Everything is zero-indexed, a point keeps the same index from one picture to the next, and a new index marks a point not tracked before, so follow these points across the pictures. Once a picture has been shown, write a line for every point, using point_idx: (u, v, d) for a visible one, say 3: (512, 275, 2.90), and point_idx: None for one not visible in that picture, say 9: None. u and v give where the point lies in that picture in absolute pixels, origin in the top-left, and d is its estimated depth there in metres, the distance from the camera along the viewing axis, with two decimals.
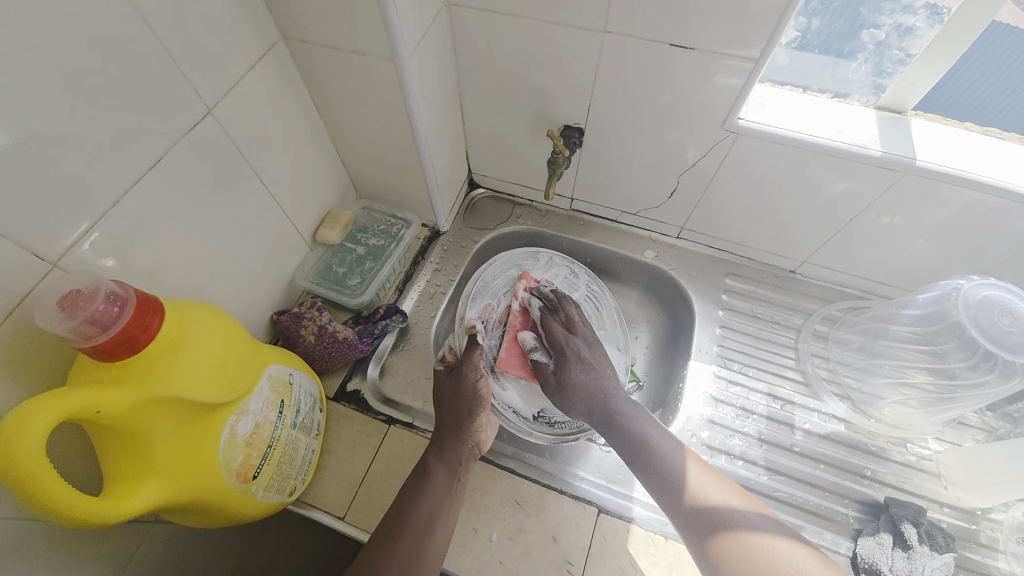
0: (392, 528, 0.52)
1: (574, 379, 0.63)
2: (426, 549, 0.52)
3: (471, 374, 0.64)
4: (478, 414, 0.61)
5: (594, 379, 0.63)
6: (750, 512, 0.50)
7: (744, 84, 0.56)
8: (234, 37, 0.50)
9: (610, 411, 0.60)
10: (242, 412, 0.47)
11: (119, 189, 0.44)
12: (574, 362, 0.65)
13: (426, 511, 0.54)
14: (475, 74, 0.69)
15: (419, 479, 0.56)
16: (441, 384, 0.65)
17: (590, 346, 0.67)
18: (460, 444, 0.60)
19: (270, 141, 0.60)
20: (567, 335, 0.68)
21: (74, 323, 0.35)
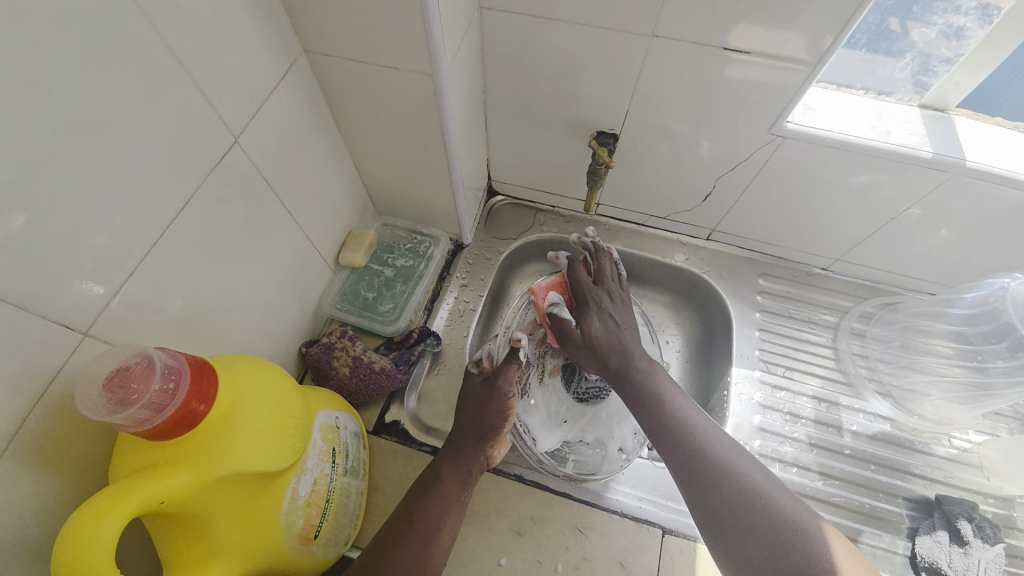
0: (401, 529, 0.49)
1: (596, 333, 0.58)
2: (431, 559, 0.49)
3: (504, 387, 0.57)
4: (500, 430, 0.56)
5: (614, 335, 0.58)
6: (754, 473, 0.44)
7: (801, 86, 0.54)
8: (256, 58, 0.45)
9: (628, 367, 0.55)
10: (302, 472, 0.43)
11: (150, 237, 0.40)
12: (600, 316, 0.59)
13: (433, 519, 0.50)
14: (504, 80, 0.65)
15: (431, 486, 0.53)
16: (471, 390, 0.59)
17: (616, 305, 0.61)
18: (475, 457, 0.55)
19: (293, 166, 0.55)
20: (597, 287, 0.61)
21: (130, 409, 0.31)
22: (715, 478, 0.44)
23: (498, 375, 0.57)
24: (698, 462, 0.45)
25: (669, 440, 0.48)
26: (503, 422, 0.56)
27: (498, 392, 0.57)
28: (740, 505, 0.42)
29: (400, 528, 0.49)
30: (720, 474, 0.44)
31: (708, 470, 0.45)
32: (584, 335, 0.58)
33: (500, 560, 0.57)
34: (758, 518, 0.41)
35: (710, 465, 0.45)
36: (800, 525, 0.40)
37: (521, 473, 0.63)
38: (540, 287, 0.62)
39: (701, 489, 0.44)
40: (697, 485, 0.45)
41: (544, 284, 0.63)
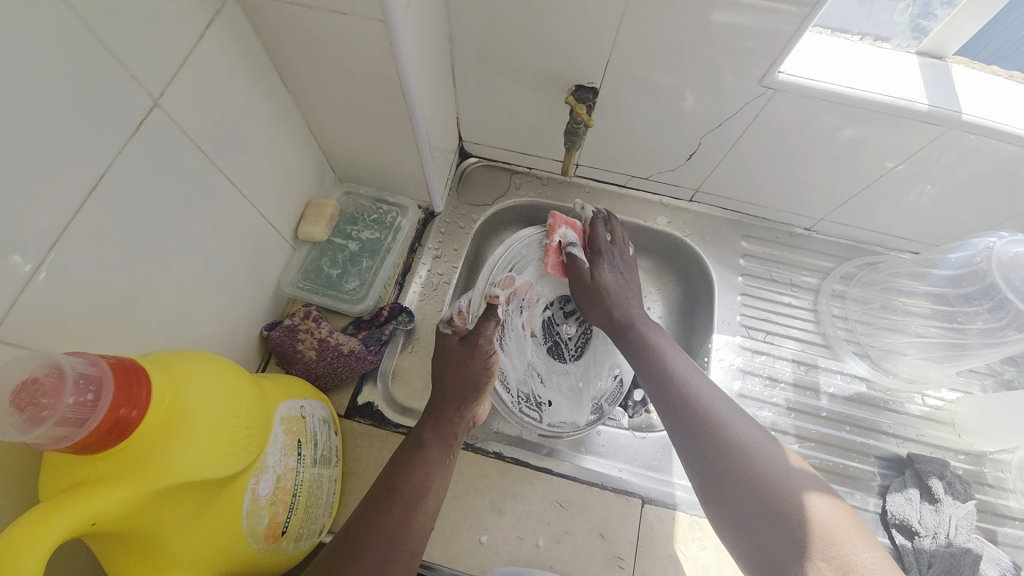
0: (380, 500, 0.44)
1: (607, 282, 0.59)
2: (414, 528, 0.44)
3: (486, 346, 0.50)
4: (485, 388, 0.51)
5: (620, 287, 0.59)
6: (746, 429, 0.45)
7: (797, 31, 0.49)
8: (170, 2, 0.38)
9: (630, 321, 0.56)
10: (262, 471, 0.40)
11: (56, 224, 0.35)
12: (610, 266, 0.60)
13: (417, 485, 0.45)
14: (471, 28, 0.58)
15: (411, 452, 0.48)
16: (447, 352, 0.52)
17: (625, 263, 0.63)
18: (458, 417, 0.51)
19: (232, 131, 0.49)
20: (611, 244, 0.62)
21: (42, 429, 0.28)
22: (709, 435, 0.44)
23: (477, 330, 0.51)
24: (695, 421, 0.46)
25: (670, 400, 0.48)
26: (488, 378, 0.51)
27: (479, 352, 0.50)
28: (729, 459, 0.43)
29: (380, 498, 0.44)
30: (714, 431, 0.44)
31: (704, 429, 0.45)
32: (596, 280, 0.58)
33: (481, 537, 0.56)
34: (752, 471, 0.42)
35: (704, 424, 0.45)
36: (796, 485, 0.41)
37: (501, 450, 0.61)
38: (561, 216, 0.61)
39: (695, 445, 0.45)
40: (691, 440, 0.45)
41: (567, 217, 0.61)
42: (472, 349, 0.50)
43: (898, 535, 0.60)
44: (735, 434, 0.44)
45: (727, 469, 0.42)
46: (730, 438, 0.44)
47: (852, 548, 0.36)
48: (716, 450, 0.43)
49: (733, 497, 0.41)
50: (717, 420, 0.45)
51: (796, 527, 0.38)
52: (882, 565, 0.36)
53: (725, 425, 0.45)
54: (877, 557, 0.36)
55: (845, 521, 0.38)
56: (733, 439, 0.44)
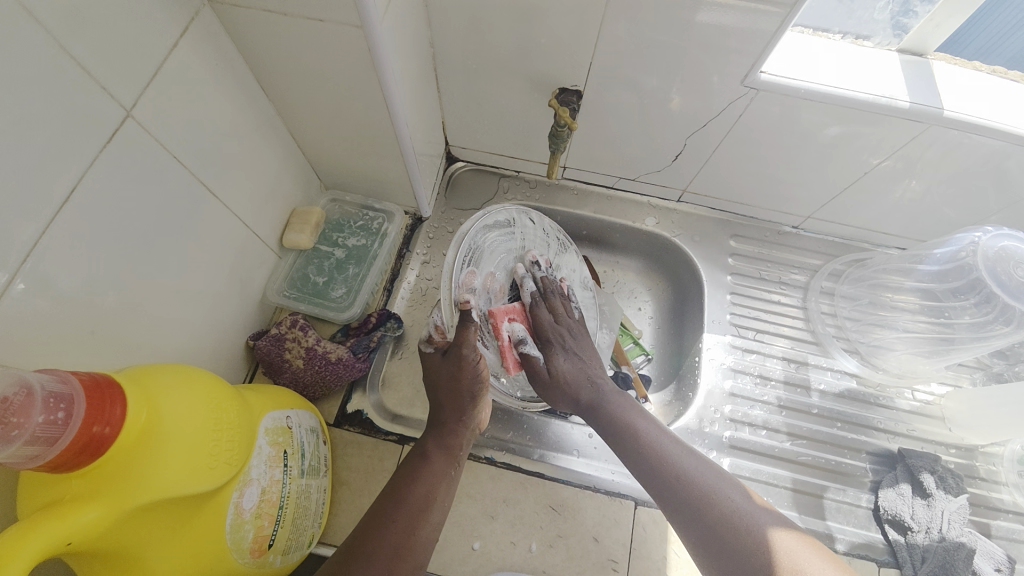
0: (384, 510, 0.44)
1: (563, 372, 0.55)
2: (419, 538, 0.44)
3: (470, 355, 0.51)
4: (481, 394, 0.52)
5: (582, 371, 0.56)
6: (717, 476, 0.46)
7: (777, 29, 0.49)
8: (143, 11, 0.38)
9: (599, 401, 0.53)
10: (245, 484, 0.40)
11: (29, 237, 0.34)
12: (565, 354, 0.56)
13: (422, 496, 0.46)
14: (452, 32, 0.58)
15: (413, 464, 0.48)
16: (434, 369, 0.53)
17: (576, 339, 0.58)
18: (462, 427, 0.51)
19: (211, 140, 0.48)
20: (557, 326, 0.58)
21: (12, 448, 0.27)
22: (692, 501, 0.44)
23: (459, 343, 0.51)
24: (677, 489, 0.45)
25: (648, 470, 0.47)
26: (482, 387, 0.52)
27: (465, 361, 0.51)
28: (715, 525, 0.43)
29: (385, 508, 0.44)
30: (702, 494, 0.44)
31: (687, 497, 0.45)
32: (553, 375, 0.55)
33: (474, 544, 0.56)
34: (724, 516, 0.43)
35: (685, 492, 0.45)
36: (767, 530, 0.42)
37: (492, 456, 0.61)
38: (501, 310, 0.59)
39: (680, 512, 0.45)
40: (676, 509, 0.45)
41: (506, 307, 0.59)
42: (457, 361, 0.51)
43: (892, 531, 0.60)
44: (717, 496, 0.44)
45: (716, 535, 0.42)
46: (713, 500, 0.44)
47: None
48: (707, 515, 0.43)
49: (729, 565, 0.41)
50: (697, 481, 0.45)
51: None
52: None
53: (706, 487, 0.45)
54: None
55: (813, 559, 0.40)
56: (715, 501, 0.44)
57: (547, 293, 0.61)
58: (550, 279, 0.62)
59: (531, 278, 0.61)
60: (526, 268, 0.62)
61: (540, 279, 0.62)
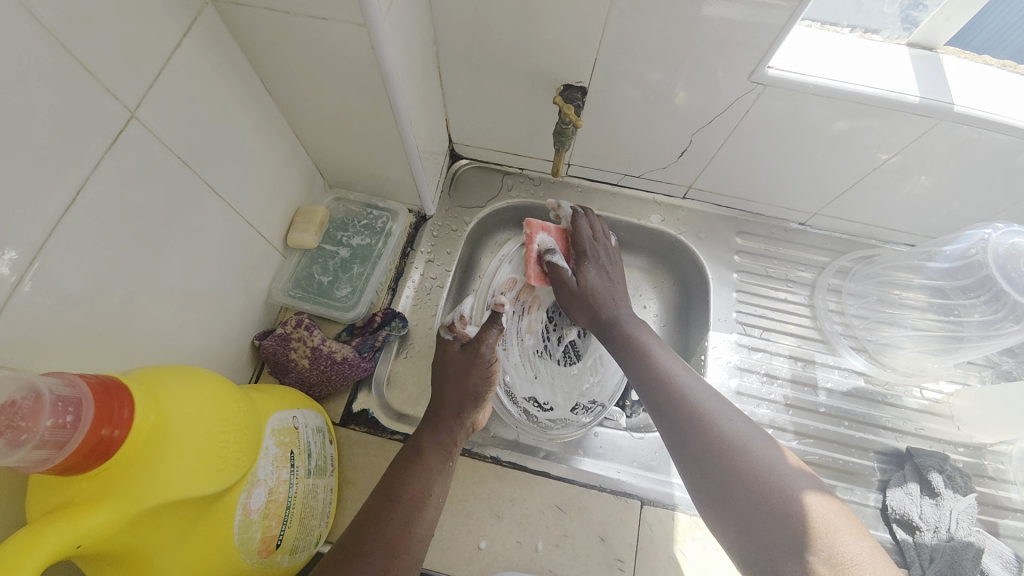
0: (379, 506, 0.44)
1: (593, 283, 0.61)
2: (414, 536, 0.43)
3: (487, 354, 0.52)
4: (484, 397, 0.52)
5: (607, 287, 0.61)
6: (738, 417, 0.44)
7: (786, 23, 0.48)
8: (145, 11, 0.38)
9: (618, 317, 0.58)
10: (252, 486, 0.40)
11: (35, 238, 0.34)
12: (596, 267, 0.62)
13: (416, 492, 0.45)
14: (456, 29, 0.57)
15: (410, 459, 0.48)
16: (449, 359, 0.53)
17: (612, 261, 0.64)
18: (459, 424, 0.51)
19: (214, 140, 0.48)
20: (596, 242, 0.64)
21: (22, 452, 0.27)
22: (696, 425, 0.44)
23: (478, 339, 0.52)
24: (680, 411, 0.45)
25: (655, 397, 0.48)
26: (488, 388, 0.53)
27: (479, 360, 0.52)
28: (714, 449, 0.42)
29: (380, 505, 0.44)
30: (718, 435, 0.42)
31: (689, 422, 0.44)
32: (582, 286, 0.60)
33: (480, 543, 0.56)
34: (742, 456, 0.41)
35: (687, 416, 0.45)
36: (794, 487, 0.38)
37: (498, 455, 0.61)
38: (534, 223, 0.65)
39: (682, 439, 0.44)
40: (679, 436, 0.44)
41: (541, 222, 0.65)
42: (473, 357, 0.52)
43: (899, 531, 0.60)
44: (720, 422, 0.43)
45: (723, 465, 0.41)
46: (716, 426, 0.43)
47: (829, 536, 0.35)
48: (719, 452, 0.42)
49: (724, 492, 0.40)
50: (701, 409, 0.45)
51: (793, 527, 0.36)
52: (870, 557, 0.34)
53: (710, 415, 0.44)
54: (866, 548, 0.35)
55: (834, 517, 0.37)
56: (718, 428, 0.43)
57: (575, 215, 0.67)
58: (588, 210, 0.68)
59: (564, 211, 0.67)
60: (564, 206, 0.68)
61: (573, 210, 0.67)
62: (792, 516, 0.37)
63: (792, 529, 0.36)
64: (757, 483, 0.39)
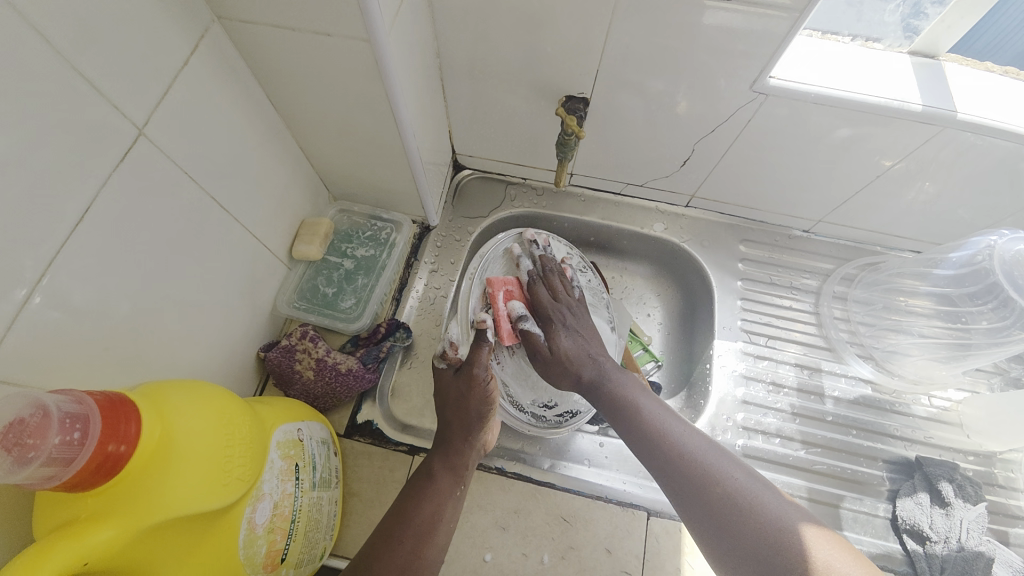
0: (392, 530, 0.43)
1: (568, 350, 0.56)
2: (426, 560, 0.43)
3: (482, 374, 0.51)
4: (489, 417, 0.52)
5: (583, 348, 0.57)
6: (724, 460, 0.44)
7: (787, 33, 0.49)
8: (155, 31, 0.39)
9: (601, 379, 0.54)
10: (258, 500, 0.40)
11: (45, 253, 0.34)
12: (566, 331, 0.58)
13: (428, 516, 0.45)
14: (458, 42, 0.58)
15: (420, 483, 0.48)
16: (445, 386, 0.53)
17: (576, 317, 0.60)
18: (468, 447, 0.51)
19: (220, 155, 0.49)
20: (557, 305, 0.60)
21: (30, 470, 0.28)
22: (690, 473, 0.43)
23: (470, 362, 0.52)
24: (672, 458, 0.45)
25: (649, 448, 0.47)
26: (490, 409, 0.52)
27: (474, 382, 0.51)
28: (710, 497, 0.42)
29: (392, 528, 0.44)
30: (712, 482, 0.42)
31: (691, 482, 0.43)
32: (555, 353, 0.56)
33: (485, 556, 0.56)
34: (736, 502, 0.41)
35: (681, 465, 0.44)
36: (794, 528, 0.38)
37: (502, 466, 0.61)
38: (497, 282, 0.62)
39: (680, 490, 0.43)
40: (676, 486, 0.44)
41: (503, 279, 0.62)
42: (469, 380, 0.51)
43: (909, 541, 0.59)
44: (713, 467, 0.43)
45: (722, 514, 0.41)
46: (710, 472, 0.43)
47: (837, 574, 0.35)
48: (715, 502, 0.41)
49: (739, 556, 0.39)
50: (699, 461, 0.44)
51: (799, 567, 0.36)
52: None
53: (703, 462, 0.44)
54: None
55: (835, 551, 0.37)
56: (712, 474, 0.43)
57: (546, 272, 0.64)
58: (547, 257, 0.65)
59: (524, 261, 0.64)
60: (522, 248, 0.66)
61: (537, 261, 0.64)
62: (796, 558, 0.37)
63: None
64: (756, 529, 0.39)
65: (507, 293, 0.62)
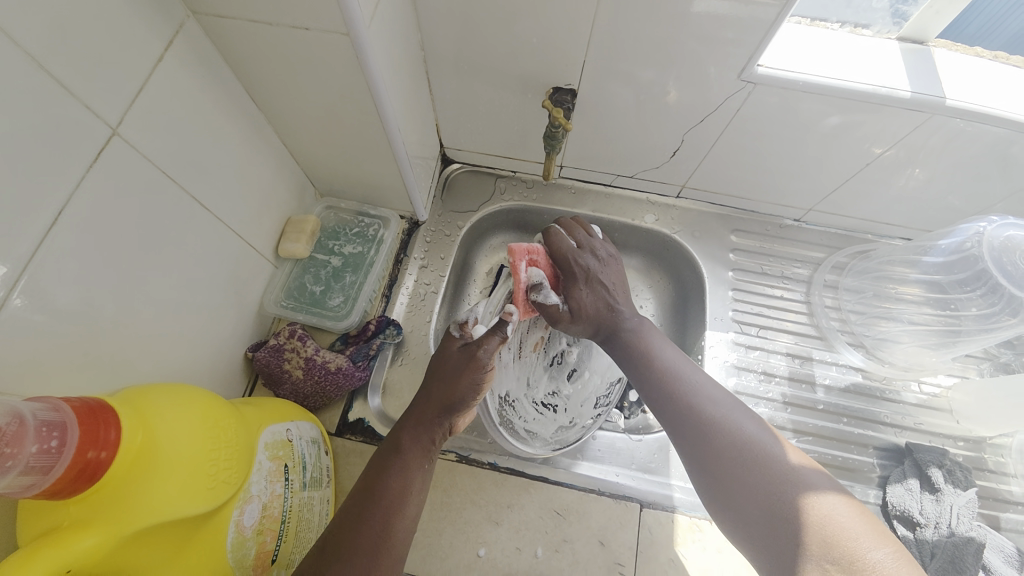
0: (362, 508, 0.42)
1: (586, 306, 0.54)
2: (394, 539, 0.42)
3: (485, 359, 0.49)
4: (473, 401, 0.50)
5: (602, 300, 0.54)
6: (744, 422, 0.44)
7: (779, 13, 0.47)
8: (126, 27, 0.38)
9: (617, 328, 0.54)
10: (246, 502, 0.40)
11: (18, 260, 0.33)
12: (585, 285, 0.54)
13: (395, 491, 0.44)
14: (443, 34, 0.57)
15: (391, 455, 0.46)
16: (447, 356, 0.51)
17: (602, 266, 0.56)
18: (444, 426, 0.49)
19: (200, 153, 0.48)
20: (580, 253, 0.56)
21: (8, 479, 0.27)
22: (704, 434, 0.44)
23: (478, 343, 0.50)
24: (687, 419, 0.45)
25: (669, 413, 0.47)
26: (478, 394, 0.50)
27: (475, 363, 0.49)
28: (725, 460, 0.42)
29: (362, 506, 0.43)
30: (727, 445, 0.42)
31: (705, 444, 0.43)
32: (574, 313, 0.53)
33: (480, 551, 0.56)
34: (751, 464, 0.41)
35: (697, 426, 0.44)
36: (808, 494, 0.38)
37: (495, 461, 0.61)
38: (520, 248, 0.53)
39: (695, 452, 0.44)
40: (691, 447, 0.44)
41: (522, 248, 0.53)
42: (470, 359, 0.49)
43: (900, 527, 0.60)
44: (729, 430, 0.43)
45: (734, 475, 0.41)
46: (728, 435, 0.43)
47: (851, 540, 0.35)
48: (729, 464, 0.41)
49: (746, 517, 0.39)
50: (714, 421, 0.44)
51: (808, 529, 0.37)
52: (894, 560, 0.34)
53: (720, 423, 0.44)
54: (888, 554, 0.34)
55: (852, 516, 0.36)
56: (729, 437, 0.43)
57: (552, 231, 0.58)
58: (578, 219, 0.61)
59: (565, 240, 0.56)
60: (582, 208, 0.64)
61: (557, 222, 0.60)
62: (804, 522, 0.37)
63: (810, 539, 0.36)
64: (769, 491, 0.39)
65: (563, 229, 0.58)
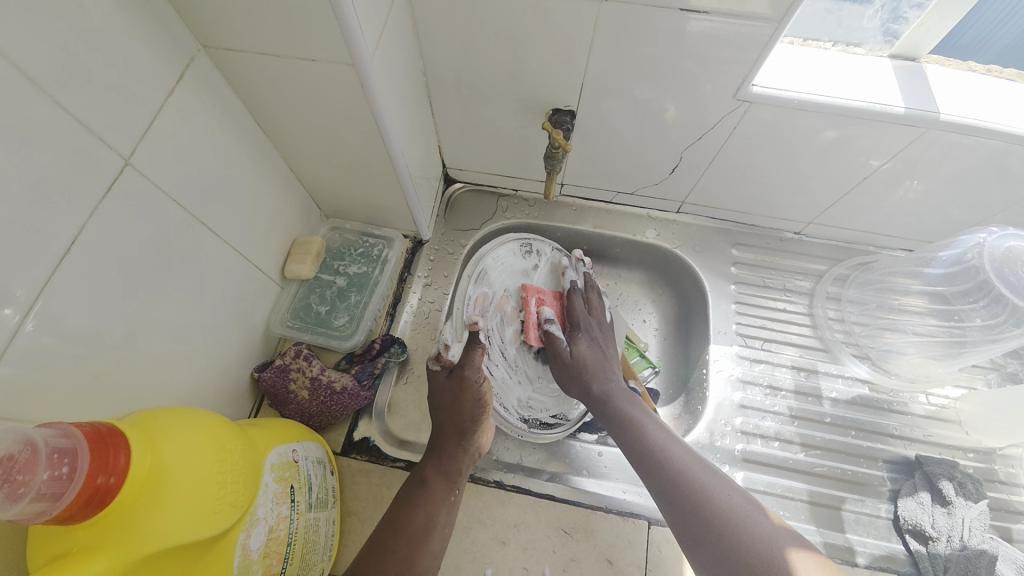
0: (385, 540, 0.43)
1: (584, 354, 0.61)
2: (420, 567, 0.44)
3: (475, 376, 0.52)
4: (482, 418, 0.52)
5: (598, 356, 0.62)
6: (731, 492, 0.43)
7: (773, 34, 0.49)
8: (140, 62, 0.39)
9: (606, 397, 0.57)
10: (252, 525, 0.40)
11: (31, 287, 0.34)
12: (587, 340, 0.63)
13: (422, 523, 0.45)
14: (445, 59, 0.58)
15: (413, 490, 0.48)
16: (440, 389, 0.54)
17: (603, 332, 0.65)
18: (462, 453, 0.51)
19: (209, 179, 0.49)
20: (588, 316, 0.65)
21: (20, 506, 0.27)
22: (689, 502, 0.43)
23: (462, 364, 0.53)
24: (672, 485, 0.45)
25: (655, 479, 0.46)
26: (484, 413, 0.52)
27: (468, 383, 0.52)
28: (708, 529, 0.41)
29: (385, 537, 0.44)
30: (711, 514, 0.41)
31: (691, 511, 0.42)
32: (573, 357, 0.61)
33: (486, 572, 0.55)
34: (736, 535, 0.39)
35: (682, 495, 0.44)
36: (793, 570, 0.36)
37: (501, 479, 0.60)
38: (531, 288, 0.71)
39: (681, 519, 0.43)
40: (677, 515, 0.43)
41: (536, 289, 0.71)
42: (460, 382, 0.52)
43: (912, 541, 0.59)
44: (715, 499, 0.42)
45: (719, 546, 0.39)
46: (712, 505, 0.42)
47: None
48: (712, 534, 0.40)
49: None
50: (699, 488, 0.43)
51: None
52: None
53: (705, 491, 0.43)
54: None
55: None
56: (713, 506, 0.42)
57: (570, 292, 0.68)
58: (590, 278, 0.71)
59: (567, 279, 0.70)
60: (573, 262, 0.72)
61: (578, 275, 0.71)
62: None
63: None
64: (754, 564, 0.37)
65: (539, 301, 0.70)
